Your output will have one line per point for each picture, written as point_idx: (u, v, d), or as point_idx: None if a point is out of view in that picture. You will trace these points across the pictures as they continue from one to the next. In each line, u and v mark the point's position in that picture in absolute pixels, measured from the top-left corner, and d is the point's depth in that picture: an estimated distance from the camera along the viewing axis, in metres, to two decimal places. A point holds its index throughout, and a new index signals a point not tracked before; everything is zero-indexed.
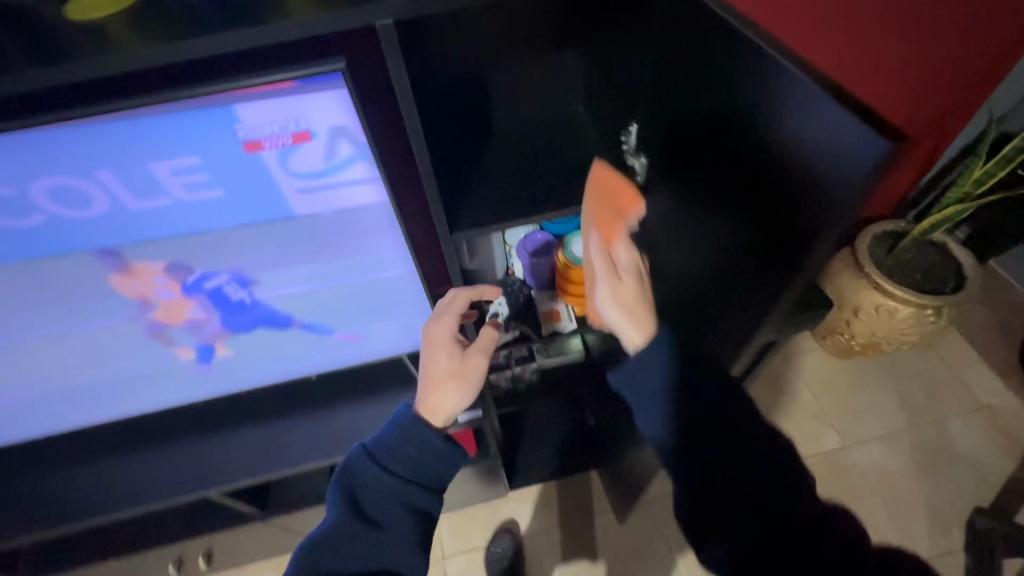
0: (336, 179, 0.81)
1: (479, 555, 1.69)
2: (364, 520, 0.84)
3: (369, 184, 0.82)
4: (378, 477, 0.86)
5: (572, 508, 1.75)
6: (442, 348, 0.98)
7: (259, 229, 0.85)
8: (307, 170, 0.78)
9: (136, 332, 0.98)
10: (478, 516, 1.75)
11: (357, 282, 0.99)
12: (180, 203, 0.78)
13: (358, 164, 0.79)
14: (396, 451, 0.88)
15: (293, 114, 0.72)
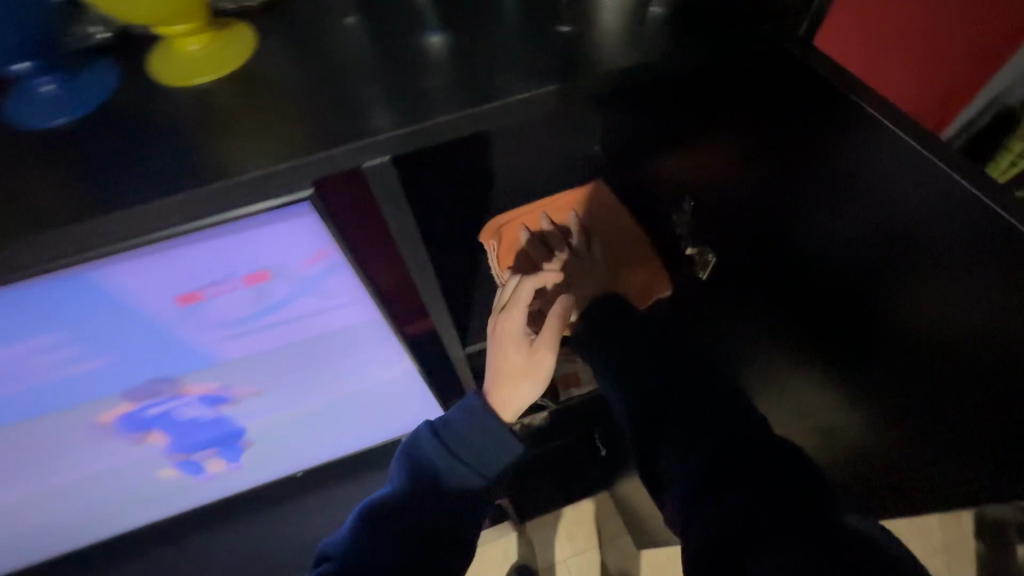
0: (339, 287, 0.63)
1: None
2: (421, 493, 0.67)
3: (323, 312, 0.65)
4: (444, 457, 0.69)
5: (585, 532, 1.66)
6: (504, 339, 0.76)
7: (178, 379, 0.66)
8: (303, 287, 0.60)
9: (36, 495, 0.77)
10: (490, 553, 1.64)
11: (377, 369, 0.83)
12: (151, 346, 0.60)
13: (304, 296, 0.61)
14: (466, 428, 0.70)
15: (274, 241, 0.52)
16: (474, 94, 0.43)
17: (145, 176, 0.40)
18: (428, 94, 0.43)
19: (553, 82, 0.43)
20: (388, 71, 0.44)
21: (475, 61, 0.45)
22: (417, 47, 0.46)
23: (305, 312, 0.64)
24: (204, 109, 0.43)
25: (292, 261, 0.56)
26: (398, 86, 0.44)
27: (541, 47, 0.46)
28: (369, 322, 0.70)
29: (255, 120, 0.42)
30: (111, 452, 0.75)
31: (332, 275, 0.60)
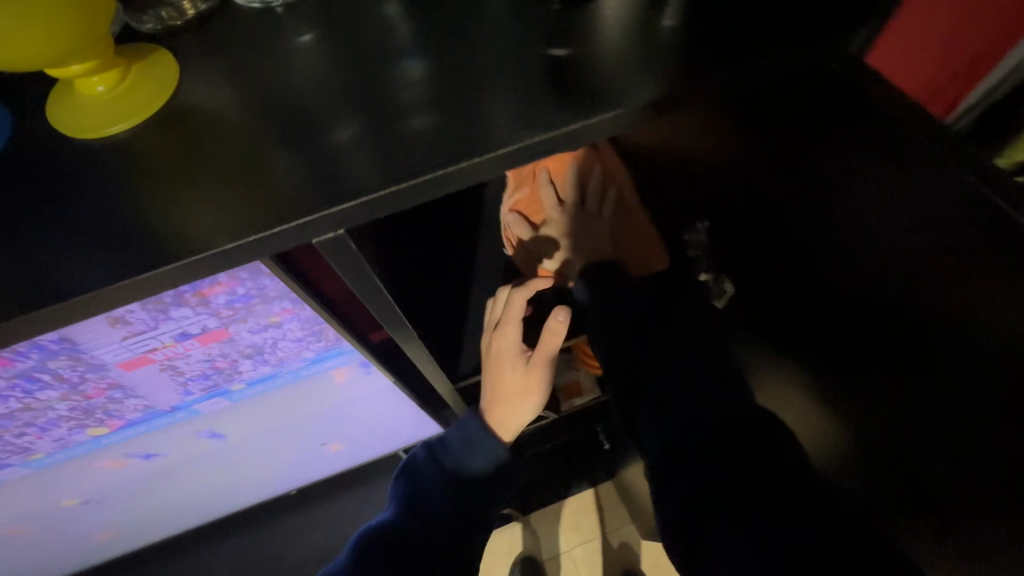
0: (283, 354, 0.48)
1: None
2: (414, 511, 0.59)
3: (265, 382, 0.51)
4: (436, 470, 0.62)
5: (593, 525, 1.49)
6: (501, 355, 0.64)
7: (91, 463, 0.54)
8: (220, 375, 0.47)
9: None
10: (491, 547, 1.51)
11: (340, 417, 0.73)
12: (34, 446, 0.47)
13: (236, 372, 0.47)
14: (459, 437, 0.64)
15: (164, 329, 0.38)
16: (465, 144, 0.36)
17: (57, 255, 0.33)
18: (407, 140, 0.36)
19: (558, 126, 0.36)
20: (360, 116, 0.37)
21: (466, 99, 0.38)
22: (395, 82, 0.39)
23: (230, 396, 0.51)
24: (135, 165, 0.35)
25: (203, 339, 0.41)
26: (372, 132, 0.37)
27: (543, 77, 0.38)
28: (328, 381, 0.57)
29: (195, 182, 0.35)
30: (53, 516, 0.65)
31: (264, 342, 0.45)
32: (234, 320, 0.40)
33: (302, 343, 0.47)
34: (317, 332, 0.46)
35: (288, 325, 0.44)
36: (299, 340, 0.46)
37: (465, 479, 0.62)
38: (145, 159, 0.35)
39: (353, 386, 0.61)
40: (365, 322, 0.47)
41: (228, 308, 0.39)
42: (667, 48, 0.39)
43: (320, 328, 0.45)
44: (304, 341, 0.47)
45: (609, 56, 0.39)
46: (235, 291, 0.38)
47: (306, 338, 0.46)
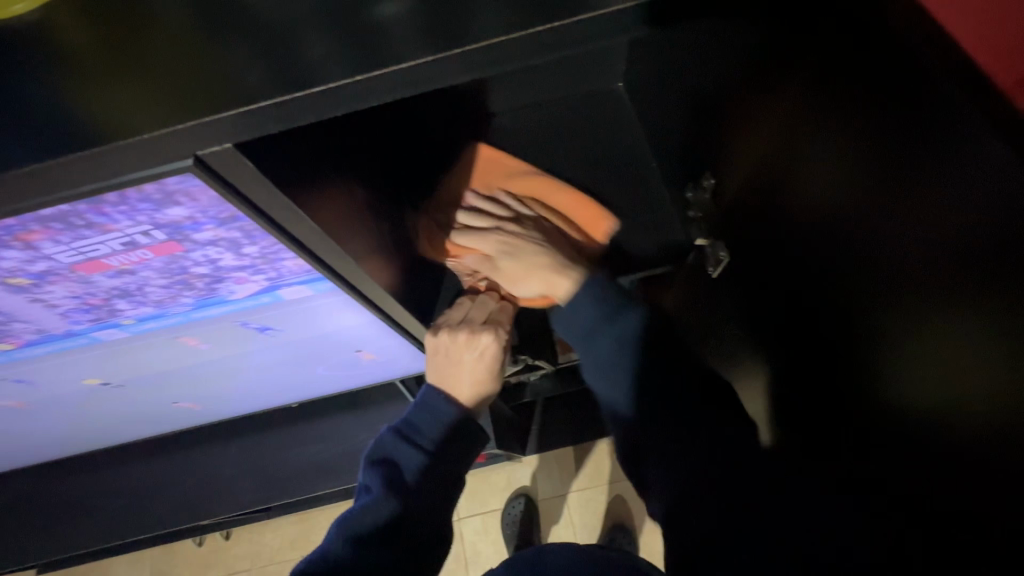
0: (159, 297, 0.49)
1: (495, 518, 1.52)
2: (393, 495, 0.56)
3: (148, 320, 0.53)
4: (409, 452, 0.59)
5: (598, 476, 1.50)
6: (467, 347, 0.65)
7: (14, 371, 0.60)
8: (101, 310, 0.49)
9: None
10: (492, 480, 1.55)
11: (278, 361, 0.74)
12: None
13: (111, 308, 0.49)
14: (432, 420, 0.61)
15: (8, 266, 0.41)
16: (433, 41, 0.30)
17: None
18: (369, 29, 0.31)
19: (536, 24, 0.30)
20: (304, 16, 0.32)
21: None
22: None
23: (127, 328, 0.54)
24: (66, 54, 0.32)
25: (48, 276, 0.43)
26: (324, 22, 0.32)
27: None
28: (231, 323, 0.57)
29: (118, 76, 0.31)
30: (24, 410, 0.73)
31: (131, 283, 0.46)
32: (75, 264, 0.41)
33: (174, 290, 0.48)
34: (181, 280, 0.47)
35: (144, 272, 0.44)
36: (168, 287, 0.47)
37: (436, 459, 0.59)
38: (78, 51, 0.32)
39: (259, 333, 0.62)
40: (231, 272, 0.47)
41: (63, 254, 0.40)
42: None
43: (182, 277, 0.46)
44: (174, 289, 0.48)
45: None
46: (57, 243, 0.38)
47: (172, 285, 0.47)
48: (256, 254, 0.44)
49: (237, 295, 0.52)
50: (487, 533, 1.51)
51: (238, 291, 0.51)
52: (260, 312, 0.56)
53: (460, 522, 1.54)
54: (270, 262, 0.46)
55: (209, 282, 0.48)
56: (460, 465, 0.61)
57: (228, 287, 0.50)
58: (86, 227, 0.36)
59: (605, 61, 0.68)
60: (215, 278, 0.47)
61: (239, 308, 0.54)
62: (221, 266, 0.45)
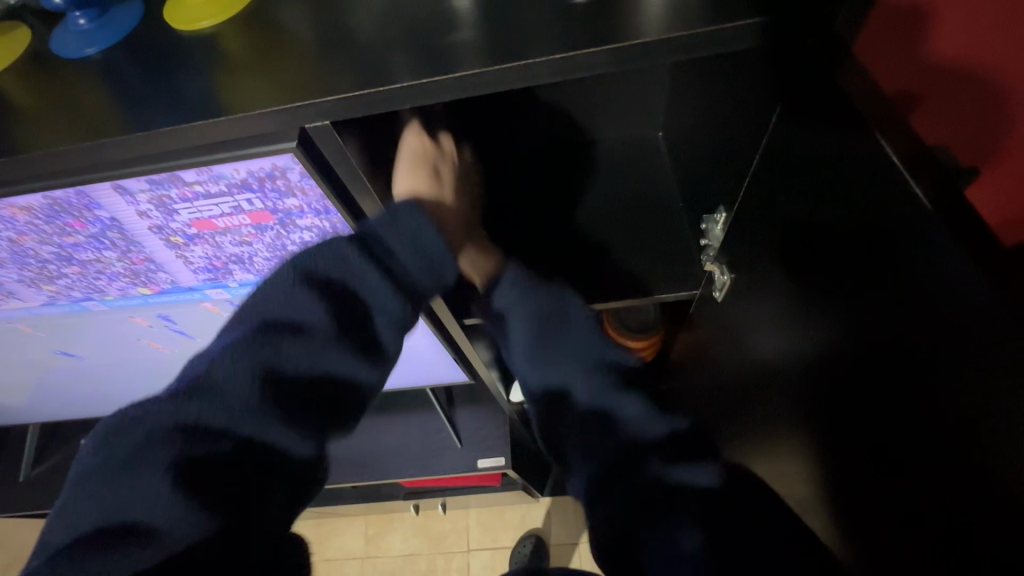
0: (265, 268, 0.61)
1: (504, 555, 1.49)
2: (289, 336, 0.46)
3: (248, 287, 0.64)
4: (315, 299, 0.47)
5: None
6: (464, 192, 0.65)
7: (134, 316, 0.70)
8: (219, 272, 0.60)
9: (72, 376, 0.90)
10: (506, 516, 1.54)
11: None
12: (105, 290, 0.63)
13: (228, 270, 0.60)
14: (379, 254, 0.48)
15: (174, 226, 0.52)
16: (492, 58, 0.40)
17: (166, 102, 0.41)
18: (451, 47, 0.41)
19: (575, 54, 0.39)
20: (406, 35, 0.43)
21: (507, 27, 0.42)
22: (445, 9, 0.44)
23: (229, 291, 0.65)
24: (228, 54, 0.43)
25: (199, 237, 0.54)
26: (419, 43, 0.42)
27: (572, 13, 0.42)
28: None
29: (276, 67, 0.42)
30: (126, 359, 0.84)
31: (246, 250, 0.57)
32: (223, 227, 0.52)
33: (272, 262, 0.60)
34: (280, 255, 0.59)
35: (258, 245, 0.56)
36: (269, 260, 0.59)
37: (360, 300, 0.48)
38: (242, 49, 0.43)
39: None
40: None
41: (218, 220, 0.51)
42: (688, 18, 0.40)
43: (281, 253, 0.58)
44: (273, 262, 0.60)
45: (645, 14, 0.40)
46: (217, 209, 0.49)
47: (272, 258, 0.59)
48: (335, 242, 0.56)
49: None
50: (494, 570, 1.48)
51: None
52: None
53: (469, 555, 1.52)
54: None
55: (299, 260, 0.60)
56: (391, 300, 0.49)
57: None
58: (238, 199, 0.48)
59: (644, 110, 0.77)
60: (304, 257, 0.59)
61: None
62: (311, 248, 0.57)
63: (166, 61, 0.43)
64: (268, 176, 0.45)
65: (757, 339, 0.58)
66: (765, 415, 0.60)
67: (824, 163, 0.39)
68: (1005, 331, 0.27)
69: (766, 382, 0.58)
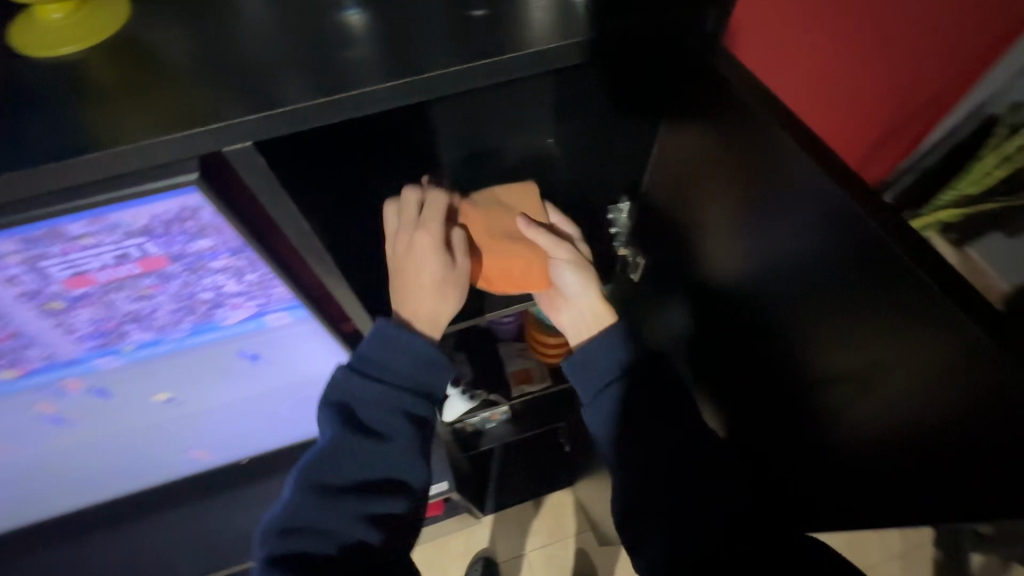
0: (169, 322, 0.54)
1: None
2: (326, 456, 0.49)
3: (148, 346, 0.57)
4: (339, 419, 0.50)
5: (555, 530, 1.49)
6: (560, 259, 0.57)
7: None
8: (110, 336, 0.52)
9: None
10: (449, 546, 1.48)
11: (238, 397, 0.78)
12: None
13: (123, 333, 0.53)
14: (382, 354, 0.52)
15: (50, 289, 0.45)
16: (393, 71, 0.40)
17: (23, 141, 0.35)
18: (348, 65, 0.41)
19: (475, 61, 0.41)
20: (298, 54, 0.41)
21: (401, 43, 0.43)
22: (334, 28, 0.43)
23: (122, 356, 0.57)
24: (96, 83, 0.38)
25: (87, 298, 0.47)
26: (311, 62, 0.41)
27: (468, 25, 0.44)
28: (212, 350, 0.62)
29: (160, 92, 0.38)
30: None
31: (147, 306, 0.51)
32: (120, 283, 0.47)
33: (178, 316, 0.53)
34: (188, 306, 0.53)
35: (161, 297, 0.50)
36: (175, 313, 0.53)
37: (380, 405, 0.51)
38: (113, 75, 0.39)
39: (232, 364, 0.67)
40: (231, 297, 0.54)
41: (112, 274, 0.45)
42: (575, 25, 0.44)
43: (189, 302, 0.52)
44: (179, 315, 0.53)
45: (533, 24, 0.44)
46: (113, 261, 0.44)
47: (178, 310, 0.53)
48: (254, 281, 0.53)
49: (229, 322, 0.58)
50: None
51: (231, 318, 0.58)
52: (245, 340, 0.63)
53: None
54: (264, 287, 0.55)
55: (211, 307, 0.54)
56: (402, 397, 0.51)
57: (223, 314, 0.57)
58: (137, 244, 0.43)
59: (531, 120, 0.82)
60: (216, 303, 0.54)
61: (229, 334, 0.60)
62: (225, 291, 0.53)
63: (14, 94, 0.37)
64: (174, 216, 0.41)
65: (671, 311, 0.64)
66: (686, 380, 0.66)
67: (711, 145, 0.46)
68: (899, 255, 0.33)
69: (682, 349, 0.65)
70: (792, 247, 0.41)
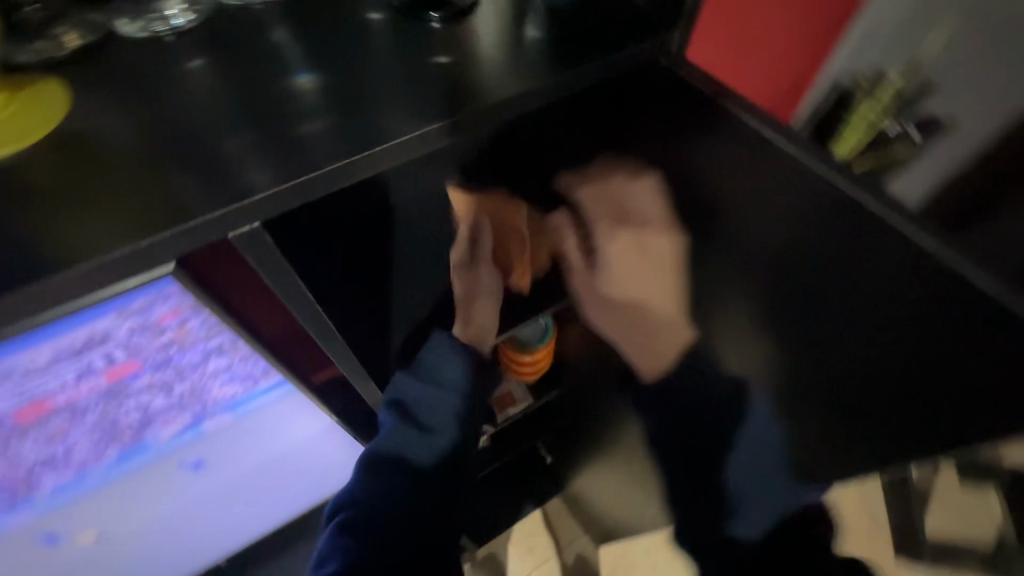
0: (87, 453, 0.54)
1: None
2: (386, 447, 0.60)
3: (63, 490, 0.55)
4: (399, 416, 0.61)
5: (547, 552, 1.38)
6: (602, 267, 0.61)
7: None
8: (18, 488, 0.51)
9: None
10: None
11: (180, 519, 0.73)
12: None
13: (33, 482, 0.51)
14: (435, 361, 0.63)
15: None
16: (358, 142, 0.38)
17: None
18: (310, 139, 0.38)
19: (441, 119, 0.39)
20: (256, 132, 0.38)
21: (361, 106, 0.40)
22: (289, 96, 0.40)
23: (32, 509, 0.54)
24: (37, 189, 0.35)
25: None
26: (271, 139, 0.38)
27: (427, 75, 0.42)
28: (142, 475, 0.61)
29: (106, 195, 0.35)
30: None
31: (61, 442, 0.50)
32: (27, 428, 0.46)
33: (99, 445, 0.54)
34: (110, 433, 0.54)
35: (76, 432, 0.51)
36: (95, 443, 0.53)
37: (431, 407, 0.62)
38: (57, 178, 0.35)
39: (167, 483, 0.65)
40: (160, 413, 0.56)
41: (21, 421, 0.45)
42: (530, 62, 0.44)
43: (111, 429, 0.53)
44: (101, 445, 0.54)
45: (490, 69, 0.43)
46: (21, 408, 0.44)
47: (99, 441, 0.53)
48: (185, 392, 0.55)
49: (159, 441, 0.59)
50: None
51: (162, 437, 0.59)
52: (180, 454, 0.62)
53: None
54: (196, 395, 0.57)
55: (136, 430, 0.56)
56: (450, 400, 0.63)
57: (153, 433, 0.57)
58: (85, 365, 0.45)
59: None
60: (143, 423, 0.56)
61: (160, 454, 0.60)
62: (151, 409, 0.55)
63: None
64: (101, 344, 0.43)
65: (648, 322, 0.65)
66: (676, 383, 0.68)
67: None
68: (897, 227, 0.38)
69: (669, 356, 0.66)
70: (795, 236, 0.45)
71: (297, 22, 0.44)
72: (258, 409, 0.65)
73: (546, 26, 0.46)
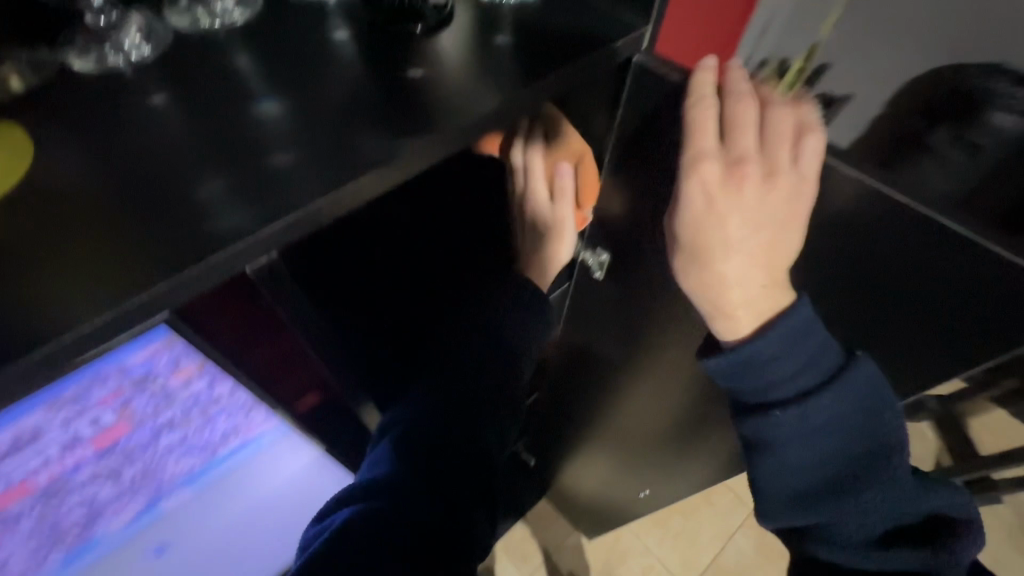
0: (27, 560, 0.52)
1: None
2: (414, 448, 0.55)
3: None
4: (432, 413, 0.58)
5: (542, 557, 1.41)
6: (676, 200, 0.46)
7: None
8: None
9: None
10: None
11: None
12: None
13: None
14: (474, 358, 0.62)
15: None
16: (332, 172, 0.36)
17: None
18: (280, 172, 0.36)
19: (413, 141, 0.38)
20: (227, 166, 0.36)
21: (331, 133, 0.38)
22: (257, 127, 0.38)
23: None
24: None
25: None
26: (242, 175, 0.36)
27: (401, 97, 0.41)
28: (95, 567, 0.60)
29: (70, 250, 0.32)
30: None
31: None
32: None
33: (42, 552, 0.53)
34: (52, 537, 0.52)
35: (13, 543, 0.49)
36: (36, 551, 0.52)
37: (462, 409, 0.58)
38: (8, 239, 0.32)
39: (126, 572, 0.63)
40: (108, 505, 0.55)
41: None
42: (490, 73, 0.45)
43: (53, 533, 0.52)
44: (42, 550, 0.53)
45: (453, 84, 0.43)
46: None
47: (40, 546, 0.52)
48: (135, 476, 0.55)
49: (110, 533, 0.58)
50: None
51: (111, 529, 0.58)
52: (138, 539, 0.61)
53: None
54: (148, 478, 0.56)
55: (83, 528, 0.54)
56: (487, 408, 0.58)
57: (103, 526, 0.56)
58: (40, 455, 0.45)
59: None
60: (92, 517, 0.54)
61: (112, 547, 0.59)
62: (97, 501, 0.53)
63: None
64: (41, 439, 0.44)
65: (625, 316, 0.68)
66: (661, 373, 0.70)
67: (636, 162, 0.50)
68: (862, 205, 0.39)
69: (651, 346, 0.67)
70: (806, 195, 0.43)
71: (261, 50, 0.43)
72: (217, 478, 0.64)
73: (509, 33, 0.46)
